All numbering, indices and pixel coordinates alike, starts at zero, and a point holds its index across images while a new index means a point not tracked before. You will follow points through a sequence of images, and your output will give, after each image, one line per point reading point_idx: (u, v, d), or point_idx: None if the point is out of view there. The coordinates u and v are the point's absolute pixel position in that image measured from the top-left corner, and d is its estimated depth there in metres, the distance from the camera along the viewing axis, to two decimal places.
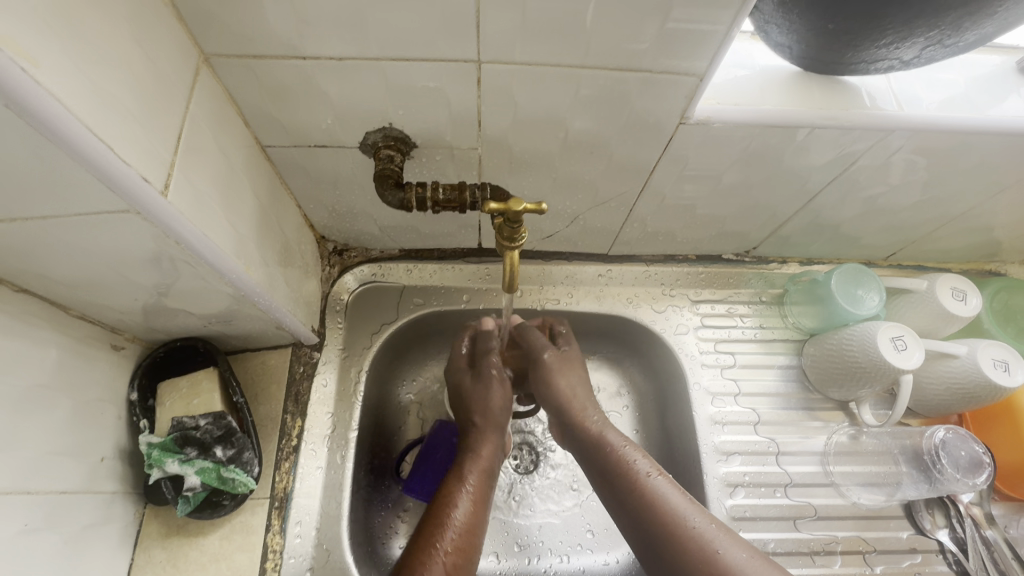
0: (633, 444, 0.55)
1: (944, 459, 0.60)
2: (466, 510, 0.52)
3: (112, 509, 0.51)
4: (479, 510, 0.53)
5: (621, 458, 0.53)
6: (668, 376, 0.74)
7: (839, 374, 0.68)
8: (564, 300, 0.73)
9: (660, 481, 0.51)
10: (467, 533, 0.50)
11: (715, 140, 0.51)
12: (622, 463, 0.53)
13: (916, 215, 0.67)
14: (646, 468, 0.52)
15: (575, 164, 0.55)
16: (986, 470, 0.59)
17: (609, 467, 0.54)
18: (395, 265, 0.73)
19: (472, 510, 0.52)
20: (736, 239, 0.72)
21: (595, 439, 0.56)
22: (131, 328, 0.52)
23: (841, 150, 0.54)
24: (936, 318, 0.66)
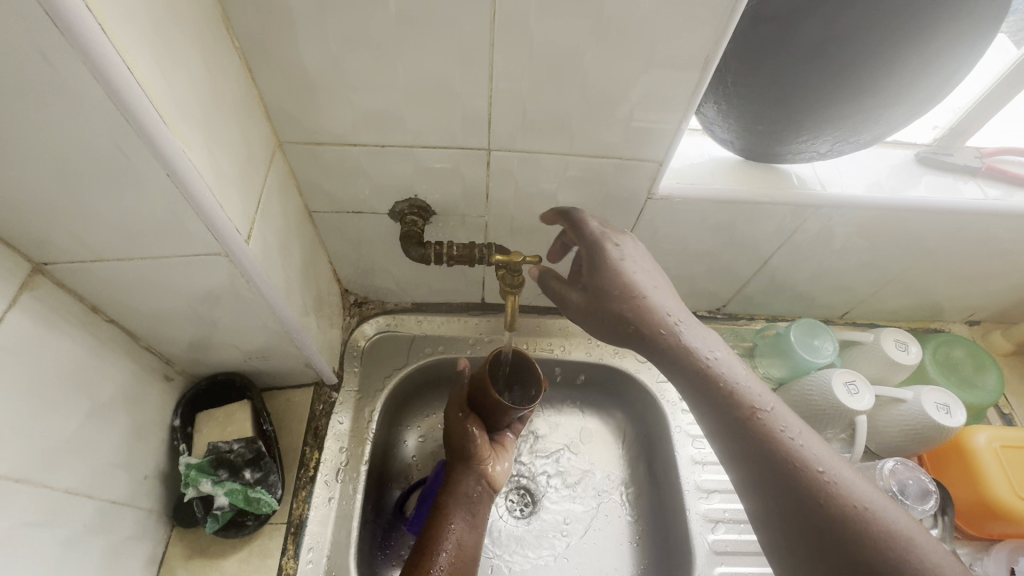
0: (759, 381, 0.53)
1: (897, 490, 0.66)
2: (451, 550, 0.61)
3: (147, 526, 0.57)
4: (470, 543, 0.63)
5: (739, 392, 0.52)
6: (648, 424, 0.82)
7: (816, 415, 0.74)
8: (558, 350, 0.82)
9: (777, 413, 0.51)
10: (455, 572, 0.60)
11: (677, 211, 0.63)
12: (750, 406, 0.51)
13: (857, 276, 0.78)
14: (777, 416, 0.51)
15: None
16: (932, 497, 0.65)
17: (724, 391, 0.52)
18: (407, 316, 0.82)
19: (456, 552, 0.61)
20: (707, 297, 0.83)
21: (717, 373, 0.53)
22: (182, 361, 0.61)
23: (783, 221, 0.66)
24: (885, 367, 0.75)
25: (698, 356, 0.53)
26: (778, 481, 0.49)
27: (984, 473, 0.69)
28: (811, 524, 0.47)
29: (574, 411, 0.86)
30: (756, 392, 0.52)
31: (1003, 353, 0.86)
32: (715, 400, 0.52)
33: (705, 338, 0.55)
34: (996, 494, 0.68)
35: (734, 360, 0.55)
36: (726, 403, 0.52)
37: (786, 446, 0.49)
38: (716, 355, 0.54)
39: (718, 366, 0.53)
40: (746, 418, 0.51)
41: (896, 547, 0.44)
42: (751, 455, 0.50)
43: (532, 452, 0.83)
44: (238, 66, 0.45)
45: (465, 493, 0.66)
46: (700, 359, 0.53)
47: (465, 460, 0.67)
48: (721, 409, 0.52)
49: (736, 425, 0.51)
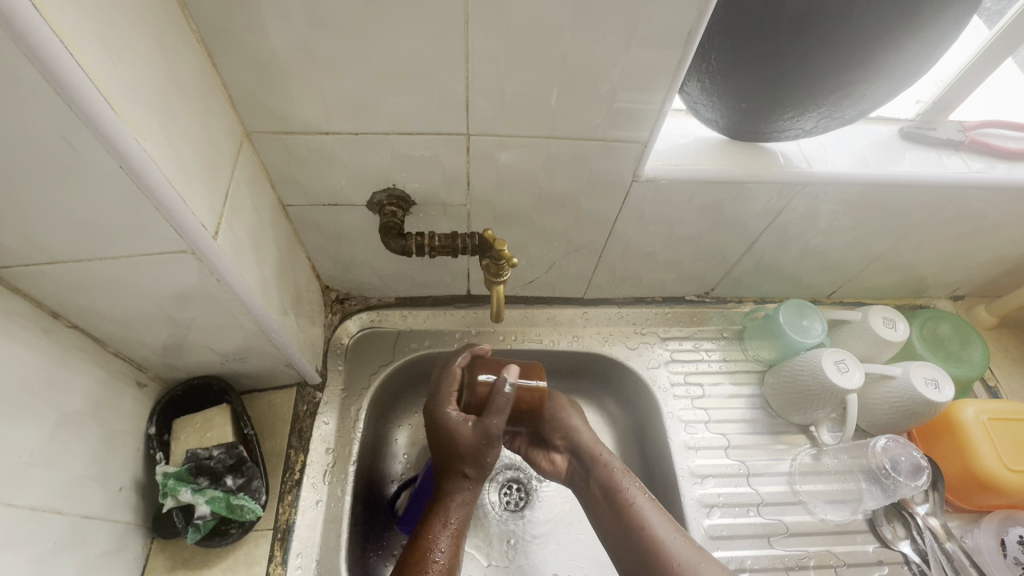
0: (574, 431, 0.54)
1: (891, 468, 0.66)
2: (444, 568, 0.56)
3: (124, 539, 0.54)
4: (457, 552, 0.57)
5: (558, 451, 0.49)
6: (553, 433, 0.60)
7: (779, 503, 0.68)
8: (545, 340, 0.81)
9: None
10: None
11: (663, 193, 0.62)
12: (636, 509, 0.60)
13: (844, 255, 0.78)
14: None
15: (549, 216, 0.65)
16: (925, 473, 0.65)
17: (605, 487, 0.63)
18: (391, 312, 0.80)
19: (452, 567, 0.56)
20: (695, 281, 0.82)
21: (603, 463, 0.65)
22: (155, 366, 0.58)
23: (769, 201, 0.65)
24: (873, 344, 0.75)
25: (599, 460, 0.65)
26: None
27: (974, 445, 0.70)
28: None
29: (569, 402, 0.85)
30: (627, 484, 0.63)
31: (987, 327, 0.87)
32: (604, 490, 0.63)
33: (582, 419, 0.69)
34: (981, 462, 0.69)
35: (627, 471, 0.64)
36: (608, 497, 0.63)
37: (653, 540, 0.58)
38: (596, 444, 0.67)
39: (606, 460, 0.65)
40: (620, 512, 0.61)
41: None
42: (618, 541, 0.60)
43: None
44: (197, 51, 0.43)
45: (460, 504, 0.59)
46: (577, 435, 0.68)
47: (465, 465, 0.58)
48: (601, 513, 0.63)
49: (613, 518, 0.61)
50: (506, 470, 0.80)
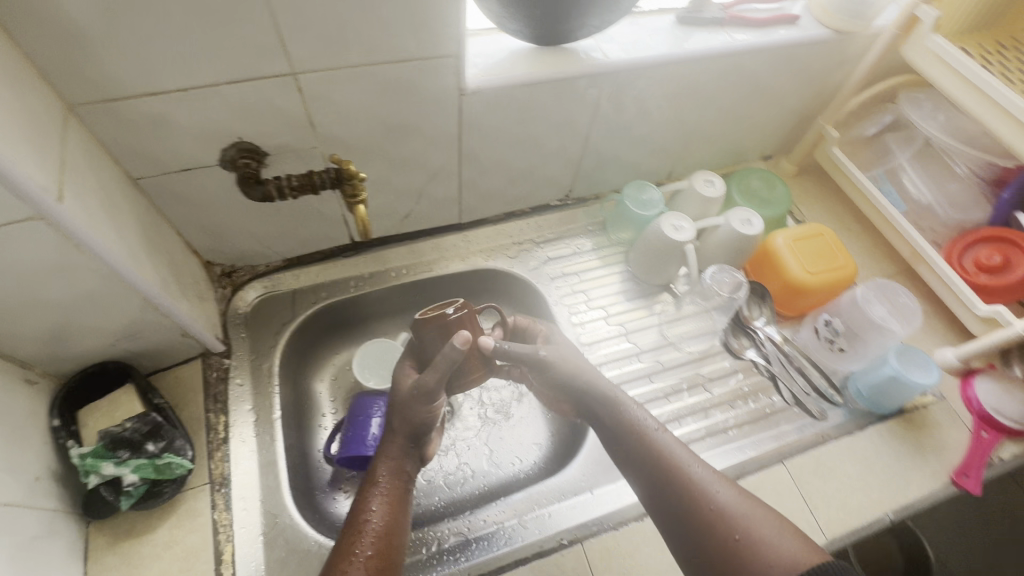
0: (658, 424, 0.61)
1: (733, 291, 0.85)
2: (382, 519, 0.57)
3: (56, 523, 0.56)
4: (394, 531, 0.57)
5: (654, 441, 0.59)
6: (586, 376, 0.64)
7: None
8: (434, 268, 0.90)
9: (699, 474, 0.56)
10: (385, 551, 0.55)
11: (491, 102, 0.70)
12: (674, 471, 0.57)
13: (666, 135, 0.91)
14: (700, 473, 0.56)
15: (399, 143, 0.71)
16: (742, 285, 0.86)
17: (642, 447, 0.59)
18: (282, 274, 0.84)
19: (386, 516, 0.57)
20: (553, 185, 0.93)
21: (637, 434, 0.60)
22: (41, 360, 0.59)
23: (585, 96, 0.76)
24: (702, 204, 0.90)
25: (608, 391, 0.63)
26: (676, 514, 0.55)
27: (785, 262, 0.87)
28: (683, 525, 0.54)
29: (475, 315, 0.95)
30: (668, 441, 0.59)
31: (791, 175, 1.06)
32: (632, 444, 0.59)
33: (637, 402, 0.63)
34: (791, 274, 0.86)
35: (666, 431, 0.60)
36: (631, 454, 0.59)
37: (693, 492, 0.55)
38: (637, 411, 0.62)
39: (639, 420, 0.61)
40: (668, 476, 0.56)
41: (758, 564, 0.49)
42: (647, 474, 0.58)
43: None
44: None
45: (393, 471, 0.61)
46: (621, 401, 0.63)
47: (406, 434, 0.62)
48: (650, 470, 0.57)
49: (649, 475, 0.57)
50: None
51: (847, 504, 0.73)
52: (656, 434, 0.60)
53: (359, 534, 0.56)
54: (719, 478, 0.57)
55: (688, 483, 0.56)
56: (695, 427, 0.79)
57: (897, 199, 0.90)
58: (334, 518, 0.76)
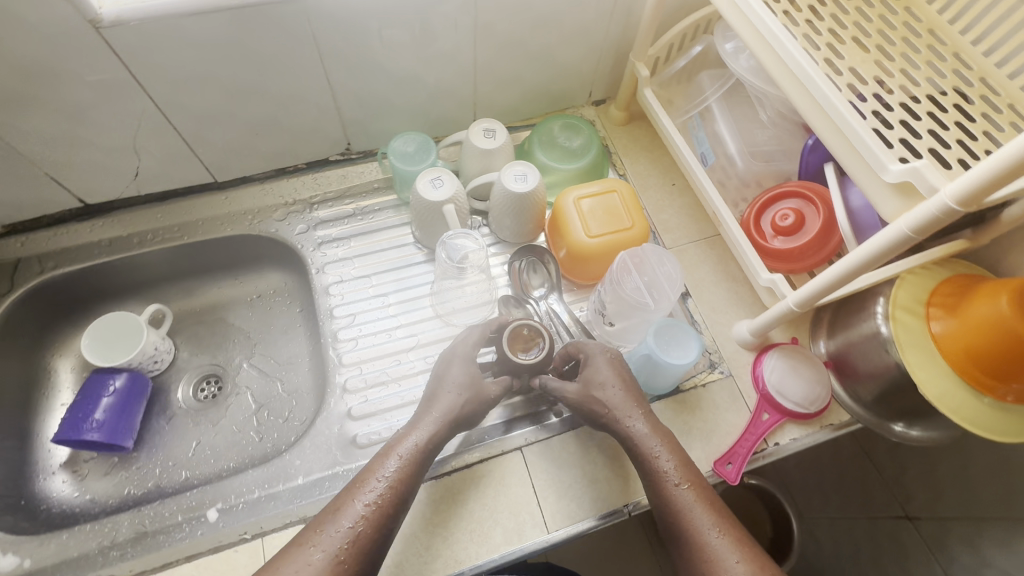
0: (703, 490, 0.58)
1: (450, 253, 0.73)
2: (389, 484, 0.56)
3: None
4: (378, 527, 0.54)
5: (678, 503, 0.57)
6: (614, 411, 0.62)
7: (572, 495, 0.66)
8: (186, 234, 0.81)
9: (713, 535, 0.55)
10: (394, 498, 0.56)
11: (149, 35, 0.59)
12: (678, 504, 0.57)
13: (442, 76, 0.79)
14: (714, 534, 0.55)
15: (57, 89, 0.62)
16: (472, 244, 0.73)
17: (655, 484, 0.59)
18: (6, 242, 0.76)
19: (396, 484, 0.56)
20: (322, 138, 0.82)
21: (656, 467, 0.59)
22: None
23: (290, 30, 0.65)
24: (480, 157, 0.79)
25: (622, 426, 0.62)
26: (674, 538, 0.57)
27: (568, 225, 0.77)
28: (682, 551, 0.56)
29: (261, 283, 0.90)
30: (672, 477, 0.58)
31: (622, 122, 0.93)
32: (647, 477, 0.60)
33: (639, 416, 0.62)
34: (571, 237, 0.76)
35: (686, 486, 0.58)
36: (649, 482, 0.60)
37: (691, 526, 0.55)
38: (649, 441, 0.60)
39: (655, 453, 0.60)
40: (672, 509, 0.57)
41: None
42: (655, 502, 0.59)
43: (221, 341, 0.87)
44: None
45: (456, 412, 0.62)
46: (629, 431, 0.61)
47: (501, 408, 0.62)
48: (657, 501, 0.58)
49: (659, 505, 0.58)
50: (205, 366, 0.86)
51: (582, 495, 0.66)
52: (679, 495, 0.57)
53: (385, 464, 0.57)
54: (738, 542, 0.54)
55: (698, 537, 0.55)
56: None
57: (707, 150, 0.78)
58: (45, 499, 0.72)
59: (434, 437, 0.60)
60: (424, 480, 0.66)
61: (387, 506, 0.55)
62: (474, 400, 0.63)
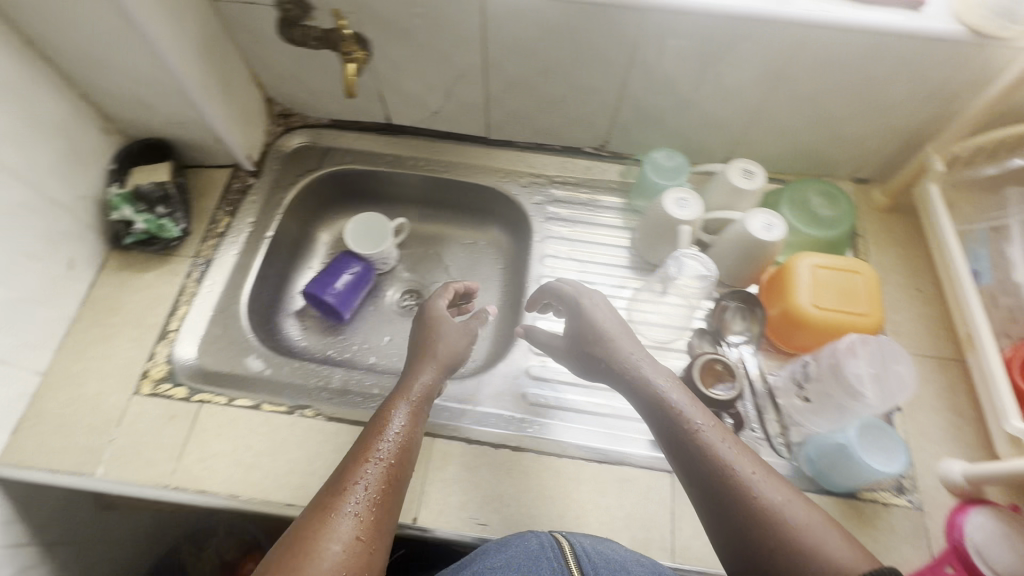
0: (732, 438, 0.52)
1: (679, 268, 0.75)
2: (398, 439, 0.57)
3: (86, 234, 0.76)
4: (383, 508, 0.50)
5: (711, 453, 0.50)
6: (622, 361, 0.60)
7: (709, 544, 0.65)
8: (449, 170, 0.95)
9: (756, 477, 0.49)
10: (391, 480, 0.53)
11: (515, 8, 0.70)
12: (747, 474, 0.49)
13: (723, 108, 0.82)
14: (765, 487, 0.48)
15: (427, 31, 0.76)
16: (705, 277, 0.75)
17: (681, 443, 0.52)
18: (325, 132, 0.96)
19: (389, 467, 0.54)
20: (587, 129, 0.90)
21: (687, 426, 0.53)
22: (117, 117, 0.78)
23: (621, 32, 0.72)
24: (730, 193, 0.81)
25: (631, 368, 0.59)
26: (731, 522, 0.48)
27: (793, 288, 0.75)
28: (742, 535, 0.47)
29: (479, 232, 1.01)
30: (713, 442, 0.51)
31: (879, 208, 0.88)
32: (683, 438, 0.52)
33: (649, 359, 0.60)
34: (793, 299, 0.75)
35: (715, 428, 0.53)
36: (686, 446, 0.52)
37: (750, 495, 0.47)
38: (671, 395, 0.56)
39: (681, 408, 0.54)
40: (742, 482, 0.48)
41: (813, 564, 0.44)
42: (699, 480, 0.50)
43: (433, 267, 1.00)
44: None
45: (424, 391, 0.64)
46: (634, 365, 0.59)
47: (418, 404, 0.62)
48: (708, 472, 0.50)
49: (706, 476, 0.50)
50: (413, 281, 0.99)
51: None
52: (722, 450, 0.50)
53: (377, 444, 0.55)
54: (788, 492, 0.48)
55: (756, 492, 0.48)
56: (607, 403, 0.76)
57: (983, 269, 0.72)
58: (281, 333, 0.89)
59: (410, 425, 0.59)
60: (576, 457, 0.70)
61: (387, 490, 0.52)
62: (450, 350, 0.69)
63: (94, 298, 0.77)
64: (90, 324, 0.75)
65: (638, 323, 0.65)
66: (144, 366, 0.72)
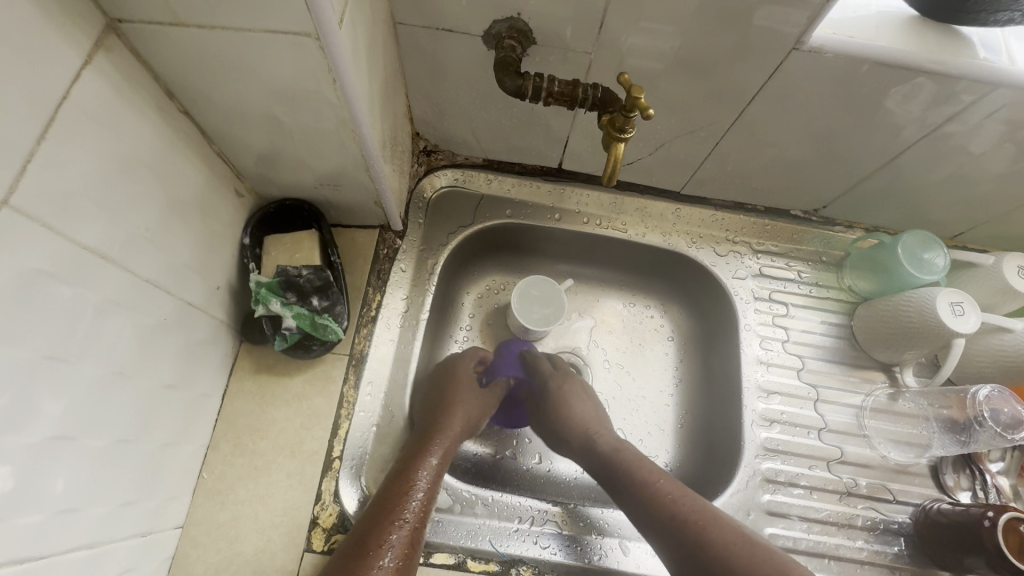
0: (661, 470, 0.60)
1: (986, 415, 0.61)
2: (428, 483, 0.56)
3: (218, 335, 0.58)
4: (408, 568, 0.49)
5: (670, 501, 0.56)
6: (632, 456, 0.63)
7: None
8: (630, 231, 0.77)
9: (734, 529, 0.52)
10: (419, 531, 0.52)
11: (821, 72, 0.53)
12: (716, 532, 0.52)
13: (998, 188, 0.68)
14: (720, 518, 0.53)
15: (678, 82, 0.58)
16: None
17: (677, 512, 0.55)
18: (477, 173, 0.77)
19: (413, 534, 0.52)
20: (809, 193, 0.75)
21: (671, 497, 0.56)
22: (253, 176, 0.58)
23: (940, 104, 0.56)
24: (998, 293, 0.68)
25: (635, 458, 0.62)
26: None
27: None
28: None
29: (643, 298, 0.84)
30: (714, 516, 0.54)
31: None
32: (657, 503, 0.56)
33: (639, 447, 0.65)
34: None
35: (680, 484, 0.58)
36: (652, 510, 0.56)
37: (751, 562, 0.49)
38: (659, 471, 0.60)
39: (667, 480, 0.59)
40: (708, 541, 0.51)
41: None
42: (670, 540, 0.54)
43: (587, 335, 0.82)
44: None
45: (451, 445, 0.62)
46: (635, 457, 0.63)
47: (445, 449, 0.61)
48: (688, 536, 0.52)
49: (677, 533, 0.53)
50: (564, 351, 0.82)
51: None
52: (671, 493, 0.57)
53: (408, 496, 0.54)
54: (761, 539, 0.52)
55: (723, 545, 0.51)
56: (857, 546, 0.65)
57: None
58: None
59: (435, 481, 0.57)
60: None
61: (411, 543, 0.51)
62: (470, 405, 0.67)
63: (231, 416, 0.59)
64: (232, 451, 0.58)
65: (591, 407, 0.71)
66: (313, 512, 0.57)
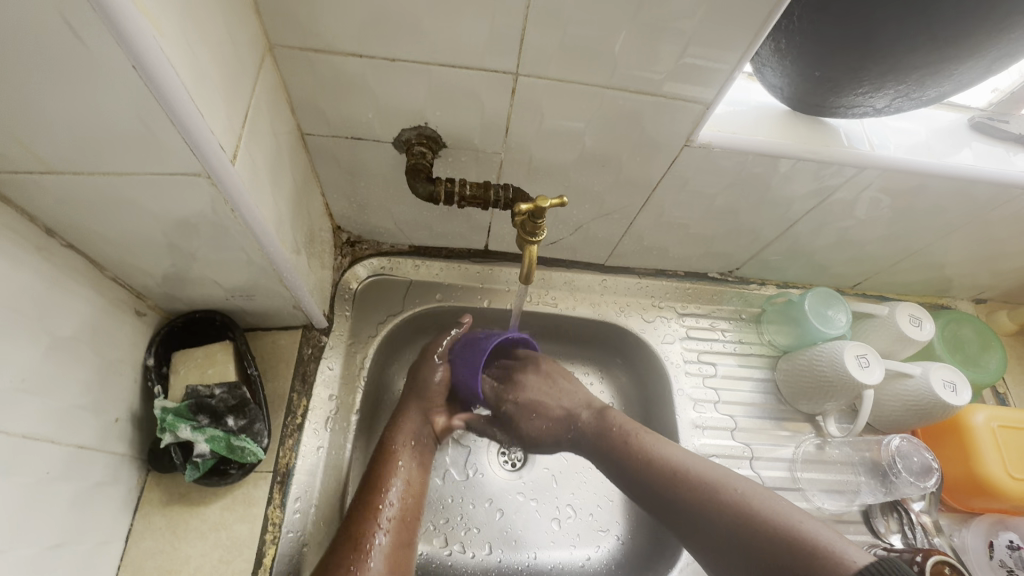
0: (630, 421, 0.68)
1: (900, 466, 0.67)
2: (404, 464, 0.63)
3: (118, 471, 0.52)
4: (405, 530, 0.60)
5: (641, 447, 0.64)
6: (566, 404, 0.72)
7: None
8: (560, 305, 0.79)
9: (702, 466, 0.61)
10: (409, 498, 0.62)
11: (712, 162, 0.58)
12: (733, 501, 0.57)
13: (880, 247, 0.75)
14: (685, 460, 0.62)
15: (588, 175, 0.61)
16: (934, 475, 0.66)
17: (691, 488, 0.59)
18: (403, 260, 0.76)
19: (402, 504, 0.61)
20: (722, 259, 0.79)
21: (665, 464, 0.62)
22: (155, 295, 0.54)
23: (818, 184, 0.62)
24: (895, 340, 0.74)
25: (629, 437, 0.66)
26: (724, 548, 0.55)
27: (979, 451, 0.69)
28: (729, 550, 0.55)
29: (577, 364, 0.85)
30: (696, 469, 0.61)
31: (1006, 333, 0.87)
32: (670, 482, 0.61)
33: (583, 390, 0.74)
34: (985, 469, 0.69)
35: (665, 445, 0.64)
36: (643, 474, 0.63)
37: (745, 507, 0.56)
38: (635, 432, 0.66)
39: (648, 444, 0.64)
40: (710, 498, 0.58)
41: (779, 523, 0.53)
42: (690, 521, 0.58)
43: None
44: None
45: (436, 403, 0.69)
46: (568, 411, 0.72)
47: (421, 402, 0.68)
48: (683, 496, 0.59)
49: (693, 510, 0.58)
50: None
51: None
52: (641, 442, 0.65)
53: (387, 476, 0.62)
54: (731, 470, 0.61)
55: (704, 487, 0.59)
56: None
57: None
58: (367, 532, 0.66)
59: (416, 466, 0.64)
60: None
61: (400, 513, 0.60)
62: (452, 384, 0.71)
63: (135, 560, 0.53)
64: None
65: (573, 395, 0.73)
66: None
